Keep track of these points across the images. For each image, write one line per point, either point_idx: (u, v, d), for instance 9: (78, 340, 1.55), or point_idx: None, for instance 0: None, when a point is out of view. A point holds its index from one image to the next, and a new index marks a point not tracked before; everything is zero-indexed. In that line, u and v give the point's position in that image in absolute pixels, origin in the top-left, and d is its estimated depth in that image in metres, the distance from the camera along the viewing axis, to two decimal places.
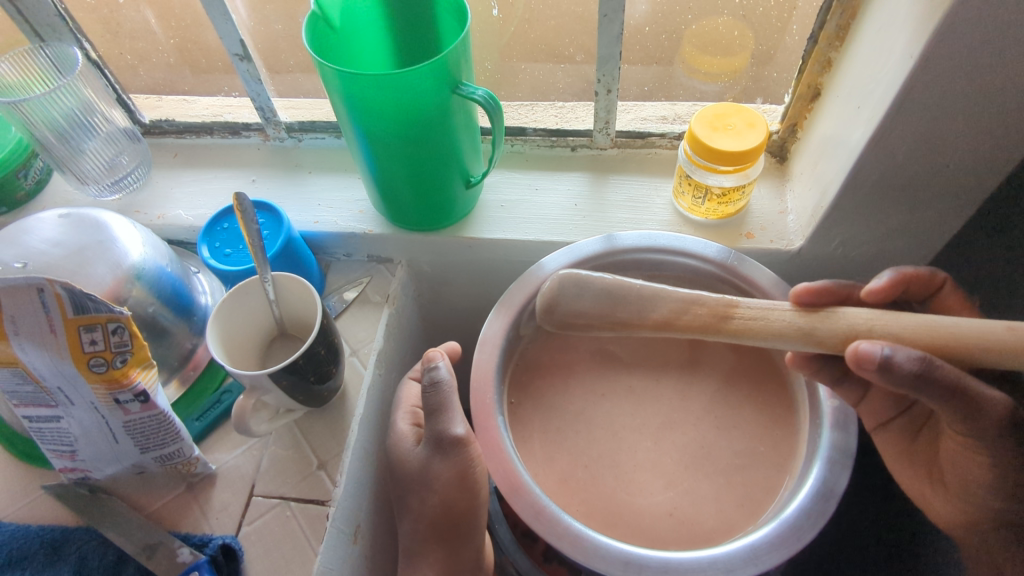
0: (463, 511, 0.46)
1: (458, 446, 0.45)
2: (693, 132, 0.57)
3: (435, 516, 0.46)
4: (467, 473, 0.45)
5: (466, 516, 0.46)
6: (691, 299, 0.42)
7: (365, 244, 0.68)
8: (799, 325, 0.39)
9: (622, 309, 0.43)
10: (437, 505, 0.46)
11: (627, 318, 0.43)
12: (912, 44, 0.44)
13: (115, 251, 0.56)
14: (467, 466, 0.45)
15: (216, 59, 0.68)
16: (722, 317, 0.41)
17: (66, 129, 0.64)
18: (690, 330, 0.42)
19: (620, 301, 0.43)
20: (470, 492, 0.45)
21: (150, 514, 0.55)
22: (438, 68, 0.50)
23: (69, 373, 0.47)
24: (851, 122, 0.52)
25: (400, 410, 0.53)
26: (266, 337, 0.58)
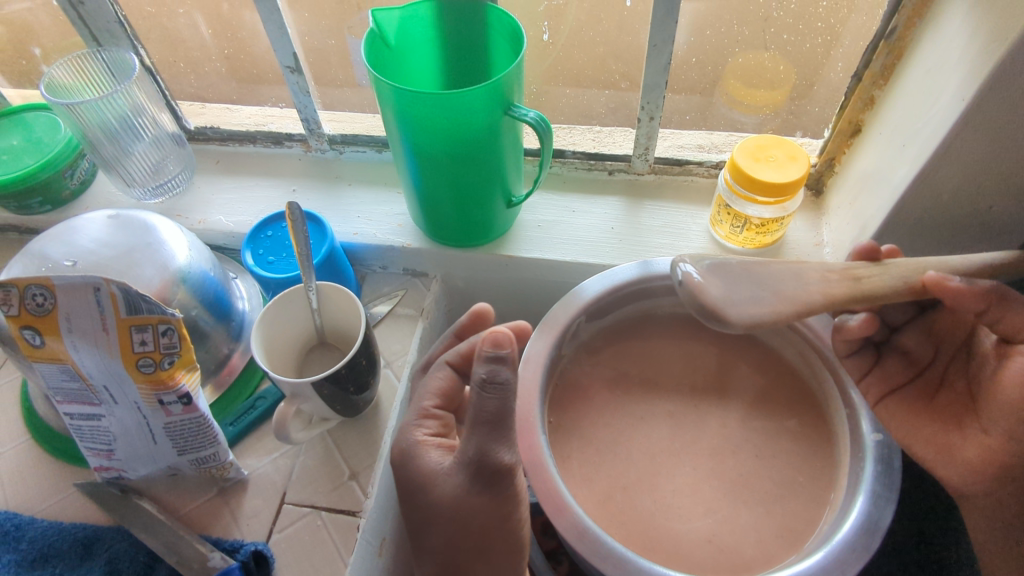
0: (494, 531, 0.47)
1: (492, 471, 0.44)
2: (735, 162, 0.58)
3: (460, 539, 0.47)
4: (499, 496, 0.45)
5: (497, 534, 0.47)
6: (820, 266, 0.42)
7: (402, 257, 0.69)
8: (899, 277, 0.41)
9: (784, 285, 0.40)
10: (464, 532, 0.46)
11: (795, 293, 0.40)
12: (964, 87, 0.45)
13: (162, 253, 0.57)
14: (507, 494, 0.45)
15: (266, 71, 0.70)
16: (853, 280, 0.41)
17: (116, 131, 0.66)
18: (841, 299, 0.40)
19: (770, 277, 0.41)
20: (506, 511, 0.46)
21: (181, 517, 0.55)
22: (493, 90, 0.51)
23: (118, 372, 0.48)
24: (895, 159, 0.53)
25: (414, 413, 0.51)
26: (305, 344, 0.59)
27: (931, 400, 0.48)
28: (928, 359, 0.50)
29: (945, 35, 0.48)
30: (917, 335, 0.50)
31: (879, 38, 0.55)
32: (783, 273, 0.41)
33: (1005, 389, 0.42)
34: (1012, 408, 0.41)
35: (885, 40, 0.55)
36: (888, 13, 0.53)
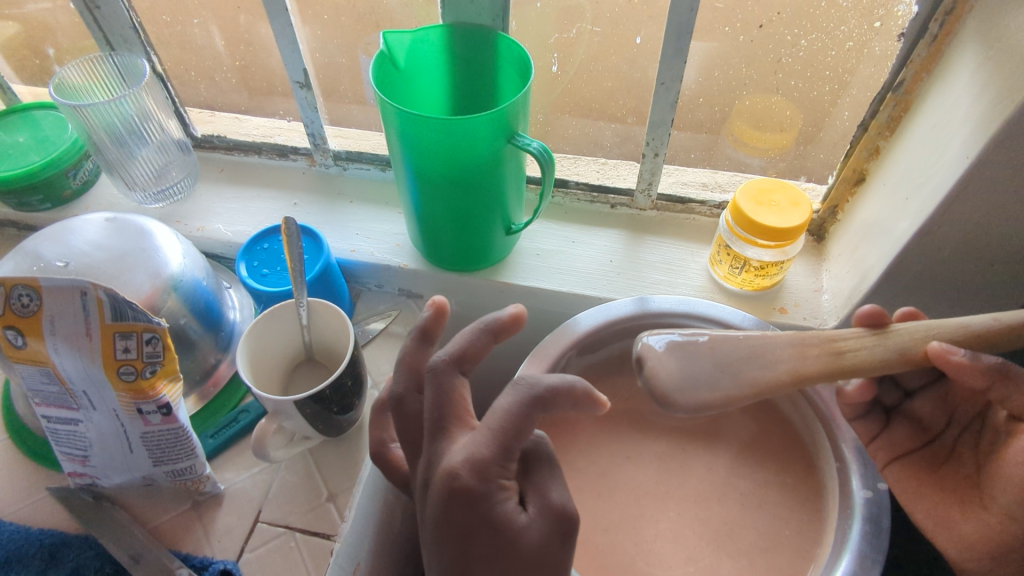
0: None
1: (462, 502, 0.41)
2: (737, 204, 0.58)
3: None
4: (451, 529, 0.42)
5: None
6: (799, 340, 0.42)
7: (398, 278, 0.68)
8: (895, 350, 0.40)
9: (744, 365, 0.41)
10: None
11: (757, 377, 0.41)
12: (969, 144, 0.45)
13: (156, 259, 0.57)
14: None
15: (276, 84, 0.70)
16: (835, 355, 0.41)
17: (122, 135, 0.66)
18: (814, 376, 0.41)
19: (738, 357, 0.42)
20: None
21: (152, 530, 0.54)
22: (497, 118, 0.51)
23: (97, 378, 0.47)
24: (897, 212, 0.53)
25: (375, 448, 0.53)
26: (293, 360, 0.58)
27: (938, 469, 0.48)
28: (940, 428, 0.49)
29: (953, 92, 0.48)
30: (931, 403, 0.49)
31: (886, 89, 0.55)
32: (753, 352, 0.42)
33: (1009, 467, 0.42)
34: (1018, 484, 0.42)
35: (892, 91, 0.55)
36: (897, 65, 0.53)
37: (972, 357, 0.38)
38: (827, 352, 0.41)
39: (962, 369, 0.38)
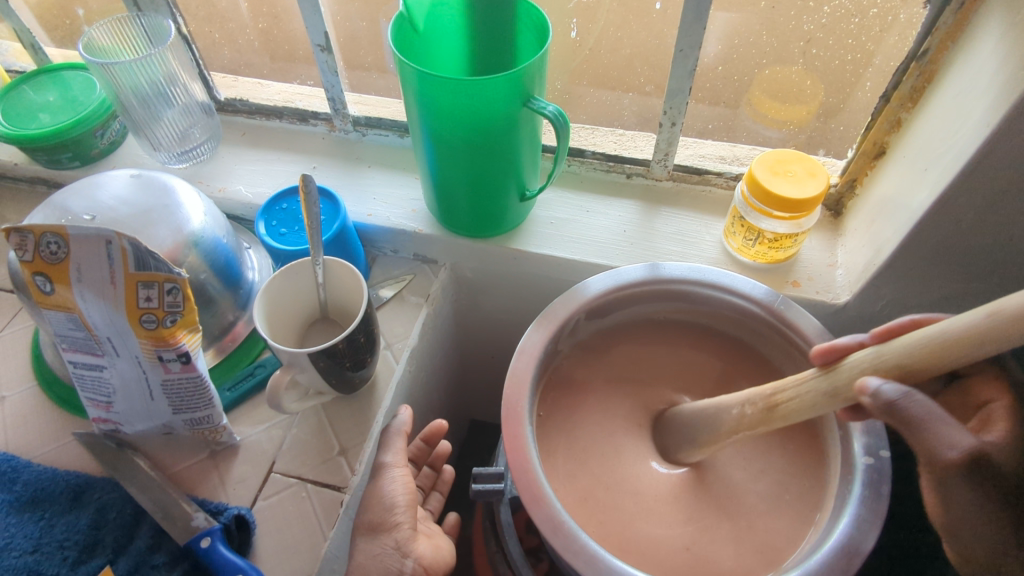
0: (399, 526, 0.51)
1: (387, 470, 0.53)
2: (753, 174, 0.58)
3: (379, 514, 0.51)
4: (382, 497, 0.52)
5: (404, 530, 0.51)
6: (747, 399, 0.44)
7: (413, 243, 0.69)
8: (823, 392, 0.38)
9: (702, 430, 0.47)
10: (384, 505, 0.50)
11: (710, 438, 0.47)
12: (991, 112, 0.44)
13: (178, 216, 0.58)
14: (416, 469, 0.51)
15: (298, 48, 0.71)
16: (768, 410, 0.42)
17: (148, 96, 0.67)
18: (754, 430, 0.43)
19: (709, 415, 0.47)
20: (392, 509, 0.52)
21: (171, 476, 0.56)
22: (513, 81, 0.51)
23: (121, 325, 0.49)
24: (916, 183, 0.52)
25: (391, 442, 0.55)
26: (307, 317, 0.60)
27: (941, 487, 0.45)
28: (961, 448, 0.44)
29: (977, 60, 0.47)
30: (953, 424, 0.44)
31: (910, 59, 0.54)
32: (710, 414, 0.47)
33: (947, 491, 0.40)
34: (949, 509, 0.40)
35: (915, 61, 0.54)
36: (921, 34, 0.52)
37: (881, 394, 0.33)
38: (758, 410, 0.43)
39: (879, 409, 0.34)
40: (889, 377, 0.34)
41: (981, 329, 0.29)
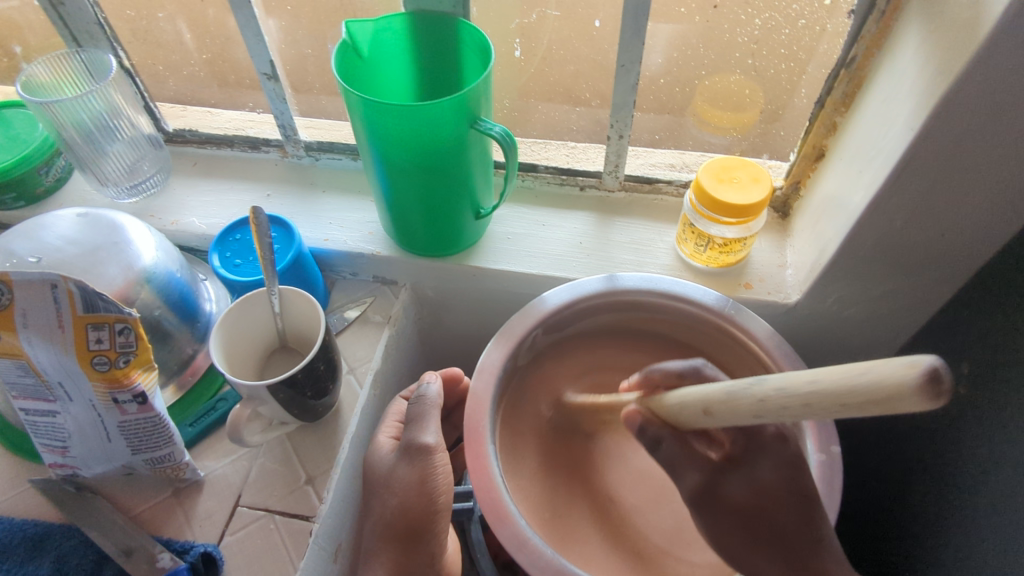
0: (412, 522, 0.48)
1: (422, 453, 0.50)
2: (699, 183, 0.59)
3: (393, 519, 0.48)
4: (427, 477, 0.49)
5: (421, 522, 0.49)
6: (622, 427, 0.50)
7: (372, 265, 0.69)
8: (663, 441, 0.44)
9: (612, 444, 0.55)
10: (395, 506, 0.49)
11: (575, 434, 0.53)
12: (913, 116, 0.46)
13: (128, 253, 0.58)
14: (426, 471, 0.49)
15: (245, 77, 0.71)
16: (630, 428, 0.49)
17: (92, 131, 0.66)
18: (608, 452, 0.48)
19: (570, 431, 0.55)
20: (425, 496, 0.49)
21: (134, 517, 0.55)
22: (459, 104, 0.52)
23: (71, 369, 0.48)
24: (852, 184, 0.54)
25: (383, 423, 0.57)
26: (267, 348, 0.59)
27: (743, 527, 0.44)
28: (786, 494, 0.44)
29: (900, 66, 0.49)
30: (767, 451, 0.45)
31: (840, 66, 0.56)
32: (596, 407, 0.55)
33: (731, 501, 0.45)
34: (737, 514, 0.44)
35: (845, 68, 0.56)
36: (849, 41, 0.54)
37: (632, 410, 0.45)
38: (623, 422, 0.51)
39: (642, 438, 0.44)
40: (636, 413, 0.45)
41: (715, 409, 0.36)
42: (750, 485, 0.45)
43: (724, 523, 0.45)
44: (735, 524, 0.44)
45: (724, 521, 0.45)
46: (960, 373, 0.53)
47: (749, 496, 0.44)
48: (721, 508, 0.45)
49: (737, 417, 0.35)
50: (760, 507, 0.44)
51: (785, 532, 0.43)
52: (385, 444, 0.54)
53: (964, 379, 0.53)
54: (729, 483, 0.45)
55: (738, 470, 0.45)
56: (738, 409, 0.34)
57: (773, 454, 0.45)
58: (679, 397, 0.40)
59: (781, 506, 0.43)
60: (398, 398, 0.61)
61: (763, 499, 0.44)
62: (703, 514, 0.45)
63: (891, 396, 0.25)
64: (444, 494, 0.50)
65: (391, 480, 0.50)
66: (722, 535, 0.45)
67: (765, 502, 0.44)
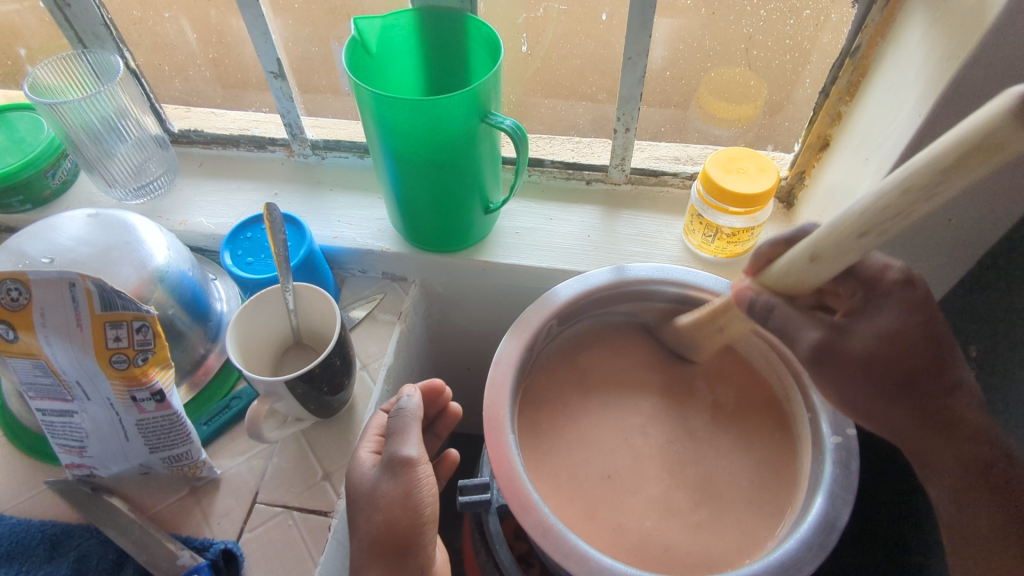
0: (398, 537, 0.48)
1: (406, 466, 0.50)
2: (707, 173, 0.60)
3: (380, 534, 0.48)
4: (411, 492, 0.49)
5: (406, 538, 0.49)
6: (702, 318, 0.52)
7: (381, 262, 0.70)
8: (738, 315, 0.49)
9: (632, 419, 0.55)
10: (381, 522, 0.48)
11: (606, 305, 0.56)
12: (920, 103, 0.46)
13: (140, 252, 0.58)
14: (411, 486, 0.49)
15: (250, 76, 0.71)
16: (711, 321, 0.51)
17: (99, 132, 0.66)
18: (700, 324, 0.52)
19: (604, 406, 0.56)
20: (410, 512, 0.49)
21: (151, 517, 0.55)
22: (470, 97, 0.52)
23: (90, 368, 0.48)
24: (859, 172, 0.55)
25: (364, 437, 0.56)
26: (280, 345, 0.60)
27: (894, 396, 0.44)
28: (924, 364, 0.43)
29: (905, 54, 0.50)
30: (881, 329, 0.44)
31: (844, 56, 0.57)
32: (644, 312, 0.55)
33: (857, 359, 0.44)
34: (866, 368, 0.43)
35: (849, 57, 0.57)
36: (853, 31, 0.55)
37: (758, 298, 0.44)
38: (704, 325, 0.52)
39: (755, 315, 0.45)
40: (763, 290, 0.44)
41: (820, 251, 0.37)
42: (876, 332, 0.44)
43: (857, 380, 0.44)
44: (862, 375, 0.44)
45: (853, 373, 0.44)
46: (968, 356, 0.56)
47: (874, 345, 0.43)
48: (841, 361, 0.44)
49: (839, 255, 0.36)
50: (879, 357, 0.43)
51: (915, 379, 0.43)
52: (366, 459, 0.53)
53: (973, 362, 0.55)
54: (853, 335, 0.44)
55: (856, 324, 0.44)
56: (841, 242, 0.35)
57: (895, 297, 0.44)
58: (785, 262, 0.41)
59: (917, 341, 0.43)
60: (380, 411, 0.59)
61: (897, 342, 0.43)
62: (835, 369, 0.44)
63: (994, 140, 0.26)
64: (431, 506, 0.51)
65: (375, 495, 0.50)
66: (846, 388, 0.45)
67: (891, 349, 0.43)
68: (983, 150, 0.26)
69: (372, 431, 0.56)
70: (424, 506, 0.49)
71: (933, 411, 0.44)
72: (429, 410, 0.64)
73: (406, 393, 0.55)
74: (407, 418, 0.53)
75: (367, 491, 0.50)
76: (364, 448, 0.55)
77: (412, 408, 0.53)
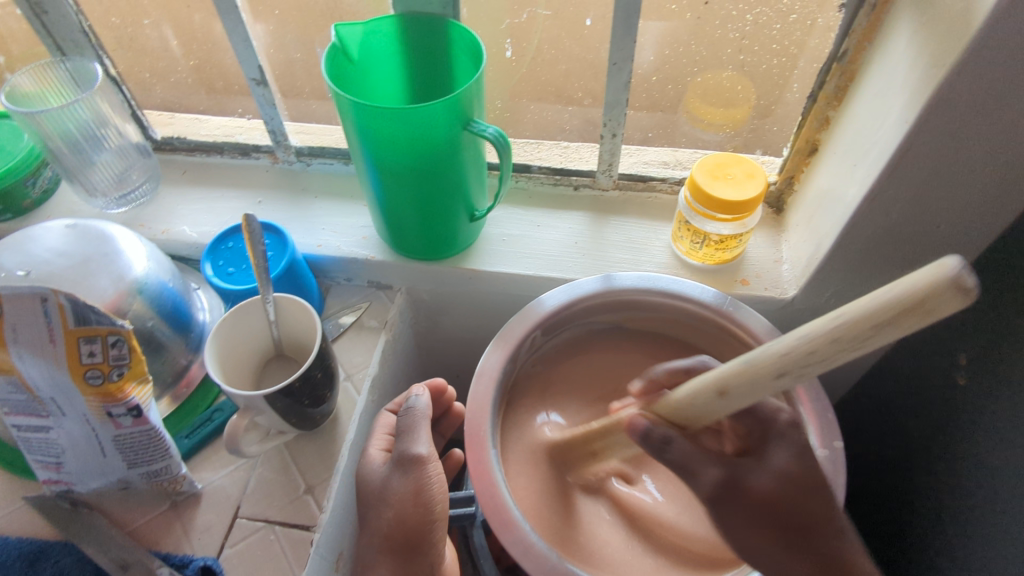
0: (411, 533, 0.48)
1: (417, 464, 0.49)
2: (694, 180, 0.59)
3: (391, 531, 0.48)
4: (421, 489, 0.49)
5: (419, 534, 0.48)
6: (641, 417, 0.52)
7: (366, 270, 0.69)
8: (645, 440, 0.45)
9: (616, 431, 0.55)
10: (391, 519, 0.48)
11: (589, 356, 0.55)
12: (907, 109, 0.46)
13: (119, 263, 0.57)
14: (422, 482, 0.49)
15: (233, 82, 0.70)
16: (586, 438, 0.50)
17: (78, 141, 0.66)
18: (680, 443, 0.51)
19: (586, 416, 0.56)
20: (421, 509, 0.48)
21: (131, 532, 0.54)
22: (451, 106, 0.51)
23: (64, 384, 0.47)
24: (847, 178, 0.54)
25: (374, 435, 0.56)
26: (262, 357, 0.59)
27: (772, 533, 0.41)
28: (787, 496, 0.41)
29: (892, 59, 0.49)
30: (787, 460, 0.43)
31: (831, 60, 0.56)
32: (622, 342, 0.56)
33: (760, 502, 0.41)
34: (755, 510, 0.41)
35: (837, 62, 0.56)
36: (840, 36, 0.54)
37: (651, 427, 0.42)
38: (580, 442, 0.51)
39: (651, 446, 0.42)
40: (657, 419, 0.42)
41: (731, 386, 0.35)
42: (776, 476, 0.42)
43: (754, 520, 0.41)
44: (758, 519, 0.41)
45: (747, 515, 0.41)
46: (958, 364, 0.54)
47: (774, 487, 0.42)
48: (746, 499, 0.41)
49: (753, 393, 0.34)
50: (782, 498, 0.41)
51: (797, 524, 0.41)
52: (376, 456, 0.53)
53: (963, 371, 0.53)
54: (753, 475, 0.42)
55: (761, 463, 0.43)
56: (756, 382, 0.33)
57: (789, 439, 0.44)
58: (690, 389, 0.39)
59: (816, 489, 0.42)
60: (386, 410, 0.59)
61: (807, 493, 0.42)
62: (719, 512, 0.42)
63: (925, 301, 0.25)
64: (439, 504, 0.49)
65: (386, 492, 0.49)
66: (734, 525, 0.41)
67: (795, 492, 0.42)
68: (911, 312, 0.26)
69: (380, 430, 0.56)
70: (434, 503, 0.48)
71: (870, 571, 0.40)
72: (433, 411, 0.63)
73: (415, 390, 0.54)
74: (417, 416, 0.52)
75: (378, 488, 0.49)
76: (373, 447, 0.55)
77: (424, 406, 0.52)
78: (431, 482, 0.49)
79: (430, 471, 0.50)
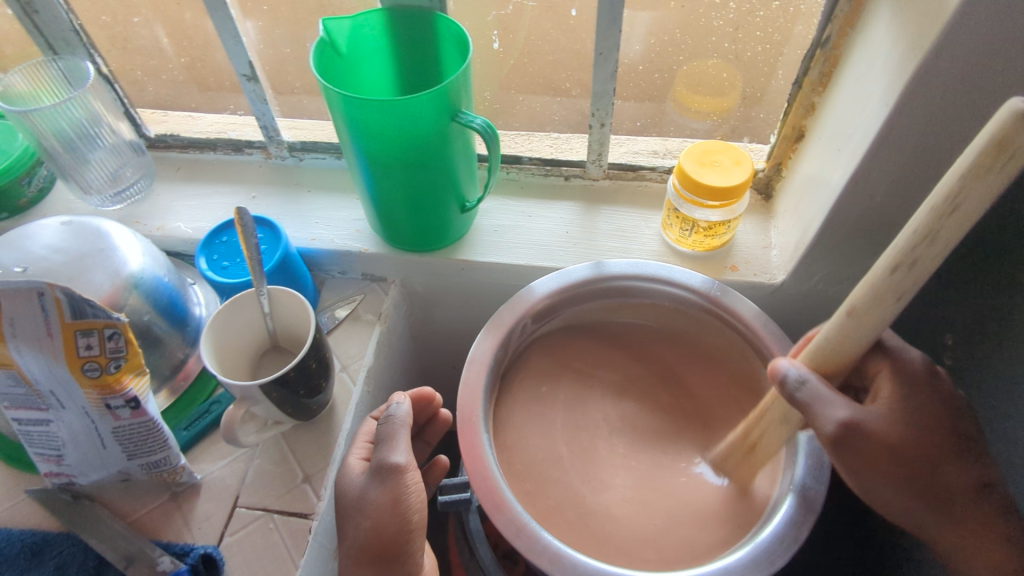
0: (388, 540, 0.49)
1: (394, 473, 0.50)
2: (681, 168, 0.60)
3: (367, 541, 0.48)
4: (399, 499, 0.49)
5: (396, 542, 0.49)
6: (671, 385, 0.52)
7: (360, 263, 0.70)
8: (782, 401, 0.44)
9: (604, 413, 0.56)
10: (368, 528, 0.49)
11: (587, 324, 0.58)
12: (886, 93, 0.46)
13: (115, 259, 0.58)
14: (399, 492, 0.49)
15: (224, 79, 0.70)
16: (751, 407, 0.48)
17: (73, 140, 0.66)
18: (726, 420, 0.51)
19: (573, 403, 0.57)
20: (399, 517, 0.49)
21: (132, 523, 0.55)
22: (439, 97, 0.52)
23: (63, 377, 0.48)
24: (831, 163, 0.55)
25: (352, 445, 0.56)
26: (258, 349, 0.60)
27: (903, 472, 0.42)
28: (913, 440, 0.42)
29: (873, 44, 0.50)
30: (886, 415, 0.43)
31: (815, 46, 0.57)
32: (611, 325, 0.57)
33: (878, 445, 0.42)
34: (885, 456, 0.42)
35: (820, 48, 0.56)
36: (822, 22, 0.55)
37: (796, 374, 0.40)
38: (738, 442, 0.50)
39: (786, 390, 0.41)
40: (799, 363, 0.41)
41: (858, 308, 0.36)
42: (886, 418, 0.43)
43: (872, 464, 0.42)
44: (884, 461, 0.42)
45: (884, 467, 0.42)
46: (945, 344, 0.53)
47: (888, 430, 0.42)
48: (863, 445, 0.41)
49: (876, 310, 0.35)
50: (900, 440, 0.42)
51: (913, 462, 0.42)
52: (355, 465, 0.53)
53: (950, 351, 0.53)
54: (869, 422, 0.42)
55: (875, 408, 0.43)
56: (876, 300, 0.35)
57: (920, 387, 0.43)
58: (832, 331, 0.38)
59: (925, 439, 0.42)
60: (369, 417, 0.59)
61: (908, 433, 0.42)
62: (839, 456, 0.41)
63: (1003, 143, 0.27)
64: (418, 513, 0.50)
65: (363, 502, 0.50)
66: (861, 474, 0.42)
67: (912, 439, 0.42)
68: (994, 149, 0.27)
69: (361, 438, 0.56)
70: (410, 513, 0.49)
71: (957, 490, 0.42)
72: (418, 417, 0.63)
73: (396, 398, 0.54)
74: (396, 426, 0.52)
75: (356, 499, 0.50)
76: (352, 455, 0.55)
77: (403, 416, 0.52)
78: (408, 490, 0.50)
79: (409, 479, 0.50)
